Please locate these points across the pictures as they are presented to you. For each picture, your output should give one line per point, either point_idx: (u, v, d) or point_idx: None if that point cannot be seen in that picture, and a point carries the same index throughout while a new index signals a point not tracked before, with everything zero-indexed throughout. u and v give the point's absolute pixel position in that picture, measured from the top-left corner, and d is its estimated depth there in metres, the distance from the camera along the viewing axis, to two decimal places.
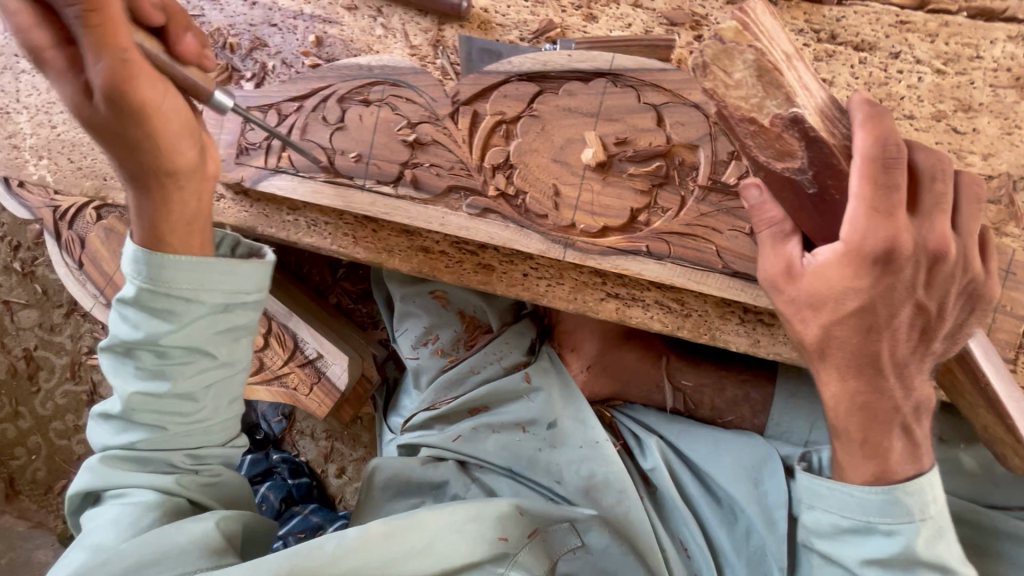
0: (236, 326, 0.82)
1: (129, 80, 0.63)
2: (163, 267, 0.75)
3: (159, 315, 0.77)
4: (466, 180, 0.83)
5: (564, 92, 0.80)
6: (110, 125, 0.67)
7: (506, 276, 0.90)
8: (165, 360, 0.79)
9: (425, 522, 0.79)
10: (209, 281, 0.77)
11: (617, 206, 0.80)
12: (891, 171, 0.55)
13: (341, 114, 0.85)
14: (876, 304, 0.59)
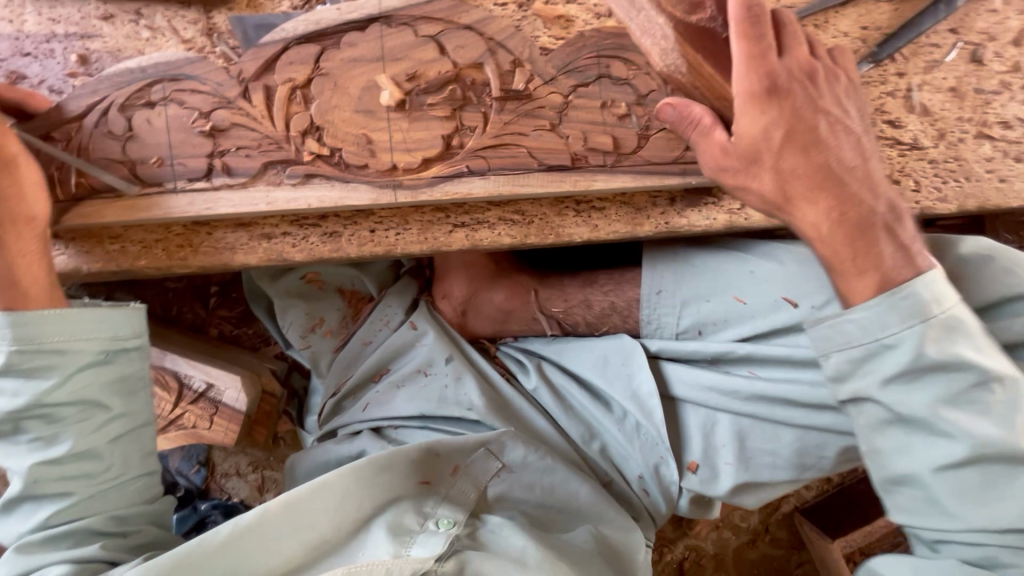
0: (125, 376, 0.81)
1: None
2: (32, 322, 0.74)
3: (37, 373, 0.74)
4: (279, 152, 0.83)
5: (344, 45, 0.83)
6: None
7: (355, 237, 0.92)
8: (58, 424, 0.76)
9: (333, 486, 0.80)
10: (87, 329, 0.77)
11: (428, 137, 0.84)
12: (757, 25, 0.74)
13: (127, 122, 0.82)
14: (797, 136, 0.75)
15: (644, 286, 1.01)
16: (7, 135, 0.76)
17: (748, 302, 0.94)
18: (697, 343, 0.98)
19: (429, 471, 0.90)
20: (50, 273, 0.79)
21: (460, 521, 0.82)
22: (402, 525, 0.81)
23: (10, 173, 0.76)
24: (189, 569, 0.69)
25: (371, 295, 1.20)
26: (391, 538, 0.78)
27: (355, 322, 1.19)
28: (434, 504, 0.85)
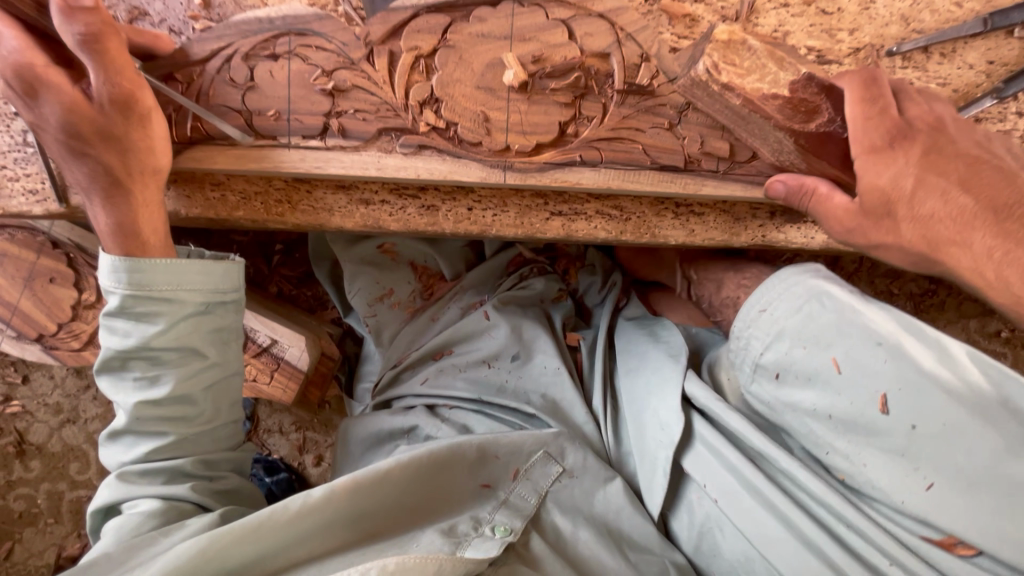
0: (222, 327, 0.83)
1: (138, 110, 0.76)
2: (144, 270, 0.77)
3: (148, 317, 0.78)
4: (395, 121, 0.83)
5: (474, 18, 0.81)
6: (102, 125, 0.75)
7: (453, 213, 0.92)
8: (162, 366, 0.79)
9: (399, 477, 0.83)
10: (189, 279, 0.79)
11: (546, 122, 0.83)
12: (874, 90, 0.76)
13: (249, 72, 0.82)
14: (932, 177, 0.74)
15: (752, 295, 0.82)
16: (148, 89, 0.76)
17: (846, 372, 0.72)
18: (771, 405, 0.81)
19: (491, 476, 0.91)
20: (166, 226, 0.83)
21: (515, 531, 0.83)
22: (454, 529, 0.82)
23: (146, 131, 0.77)
24: (266, 530, 0.72)
25: (446, 277, 1.28)
26: (444, 538, 0.79)
27: (427, 299, 1.27)
28: (491, 510, 0.87)
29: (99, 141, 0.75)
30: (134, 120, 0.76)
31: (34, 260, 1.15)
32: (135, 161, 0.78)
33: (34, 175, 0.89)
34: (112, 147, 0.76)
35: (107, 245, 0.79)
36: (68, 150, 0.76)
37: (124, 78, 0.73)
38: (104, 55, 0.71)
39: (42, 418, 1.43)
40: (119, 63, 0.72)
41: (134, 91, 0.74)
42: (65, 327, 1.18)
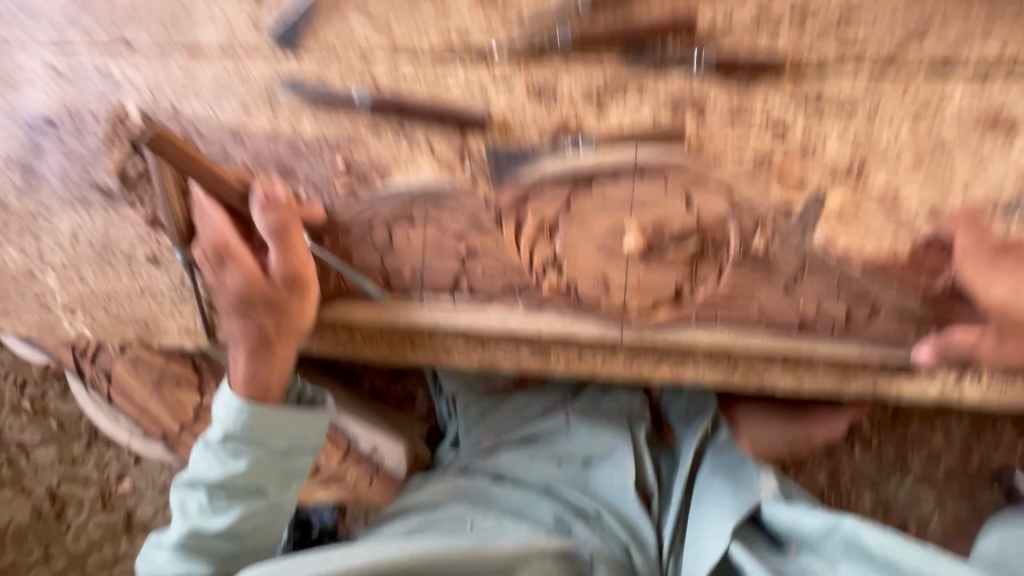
0: (291, 469, 0.88)
1: (301, 283, 0.85)
2: (244, 418, 0.84)
3: (234, 453, 0.85)
4: (520, 280, 0.89)
5: (595, 188, 0.88)
6: (271, 294, 0.84)
7: (564, 356, 0.96)
8: (231, 498, 0.86)
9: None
10: (278, 429, 0.85)
11: (663, 283, 0.87)
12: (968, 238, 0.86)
13: (389, 237, 0.91)
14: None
15: None
16: (314, 267, 0.85)
17: None
18: None
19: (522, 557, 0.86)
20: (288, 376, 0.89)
21: None
22: None
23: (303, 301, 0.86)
24: None
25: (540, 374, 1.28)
26: None
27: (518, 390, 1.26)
28: None
29: (264, 307, 0.84)
30: (295, 292, 0.85)
31: (164, 365, 1.26)
32: (286, 325, 0.86)
33: (187, 314, 1.00)
34: (271, 311, 0.85)
35: (233, 388, 0.86)
36: (234, 310, 0.85)
37: (298, 259, 0.83)
38: (289, 242, 0.81)
39: (149, 496, 1.53)
40: (299, 248, 0.83)
41: (302, 268, 0.84)
42: (185, 427, 1.28)
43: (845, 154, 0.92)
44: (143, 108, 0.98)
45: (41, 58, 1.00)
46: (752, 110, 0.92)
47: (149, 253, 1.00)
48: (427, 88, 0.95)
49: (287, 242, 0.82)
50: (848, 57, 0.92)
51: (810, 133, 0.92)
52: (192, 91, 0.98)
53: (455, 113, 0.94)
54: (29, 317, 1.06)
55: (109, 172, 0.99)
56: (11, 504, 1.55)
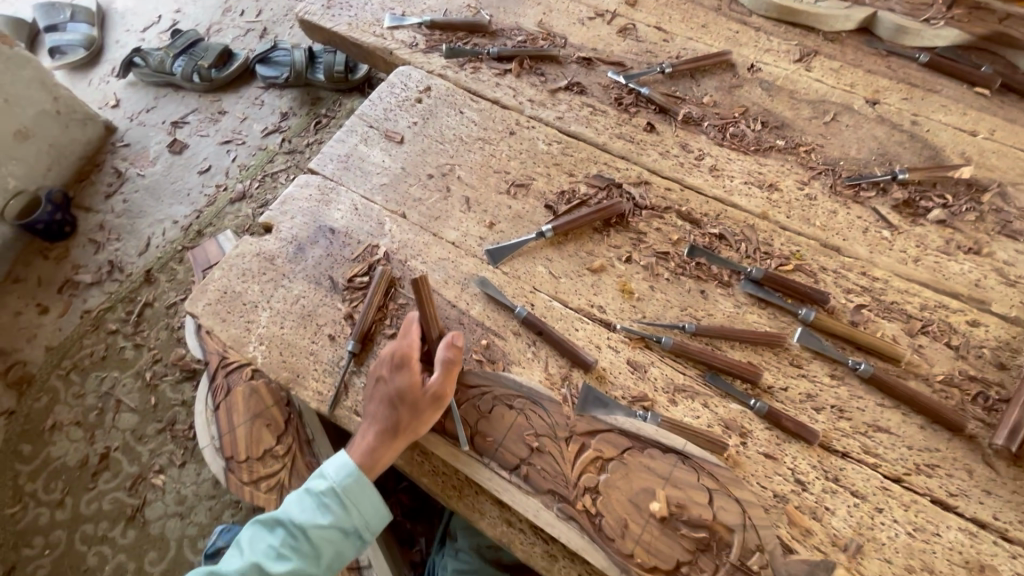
0: (344, 551, 1.15)
1: (437, 404, 1.19)
2: (348, 486, 1.16)
3: (323, 511, 1.16)
4: (562, 490, 1.14)
5: (646, 453, 1.16)
6: (416, 400, 1.19)
7: (566, 570, 1.13)
8: (300, 551, 1.12)
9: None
10: (363, 509, 1.17)
11: (667, 553, 1.07)
12: None
13: (490, 406, 1.24)
14: None
15: None
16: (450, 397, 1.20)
17: None
18: None
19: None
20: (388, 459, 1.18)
21: None
22: None
23: (430, 415, 1.19)
24: None
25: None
26: None
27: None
28: None
29: (407, 406, 1.19)
30: (432, 407, 1.18)
31: (269, 405, 1.58)
32: (411, 426, 1.18)
33: (327, 384, 1.35)
34: (410, 412, 1.18)
35: (351, 452, 1.20)
36: (389, 399, 1.21)
37: (445, 387, 1.20)
38: (448, 373, 1.20)
39: (167, 500, 1.72)
40: (450, 381, 1.20)
41: (445, 394, 1.19)
42: (248, 460, 1.52)
43: (846, 532, 1.12)
44: (388, 250, 1.50)
45: (351, 197, 1.59)
46: (783, 458, 1.19)
47: (332, 333, 1.40)
48: (564, 326, 1.36)
49: (446, 373, 1.20)
50: (867, 457, 1.19)
51: (823, 499, 1.15)
52: (423, 256, 1.48)
53: (573, 349, 1.31)
54: (230, 329, 1.44)
55: (344, 275, 1.47)
56: (73, 443, 1.82)
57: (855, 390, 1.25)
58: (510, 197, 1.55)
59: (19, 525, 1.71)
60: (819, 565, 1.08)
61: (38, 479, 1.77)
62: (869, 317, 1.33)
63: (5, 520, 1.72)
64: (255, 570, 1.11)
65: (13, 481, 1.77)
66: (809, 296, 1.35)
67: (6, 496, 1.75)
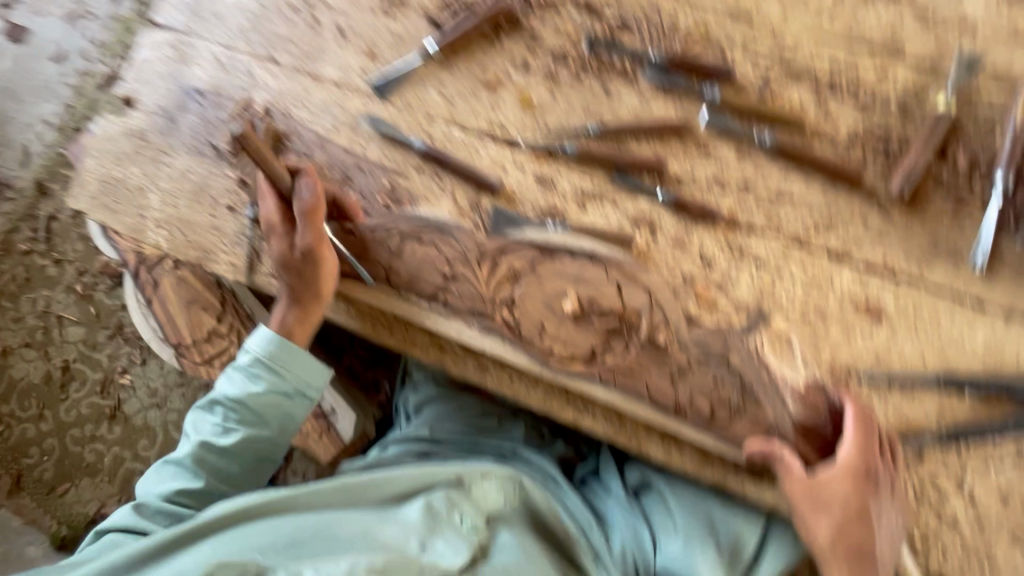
0: (290, 411, 1.19)
1: (315, 257, 1.18)
2: (275, 353, 1.18)
3: (256, 381, 1.18)
4: (481, 308, 1.18)
5: (556, 260, 1.18)
6: (294, 259, 1.18)
7: (498, 377, 1.21)
8: (243, 418, 1.16)
9: (338, 497, 1.05)
10: (296, 370, 1.19)
11: (583, 343, 1.15)
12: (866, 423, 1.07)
13: (401, 245, 1.23)
14: (844, 493, 1.04)
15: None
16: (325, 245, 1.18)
17: None
18: None
19: (390, 530, 1.00)
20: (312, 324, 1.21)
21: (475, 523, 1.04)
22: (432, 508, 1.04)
23: (315, 267, 1.17)
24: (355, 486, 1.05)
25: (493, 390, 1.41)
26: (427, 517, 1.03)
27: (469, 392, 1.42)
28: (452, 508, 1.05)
29: (292, 265, 1.18)
30: (309, 257, 1.17)
31: (200, 290, 1.57)
32: (307, 284, 1.18)
33: (237, 255, 1.32)
34: (297, 271, 1.18)
35: (267, 326, 1.21)
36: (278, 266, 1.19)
37: (315, 237, 1.17)
38: (310, 221, 1.17)
39: (140, 395, 1.80)
40: (317, 228, 1.17)
41: (318, 244, 1.17)
42: (196, 343, 1.57)
43: (749, 297, 1.19)
44: (266, 103, 1.36)
45: (211, 50, 1.40)
46: (690, 242, 1.22)
47: (229, 203, 1.33)
48: (465, 153, 1.29)
49: (309, 222, 1.17)
50: (770, 227, 1.22)
51: (728, 272, 1.20)
52: (304, 104, 1.35)
53: (478, 175, 1.27)
54: (125, 220, 1.37)
55: (226, 140, 1.35)
56: (31, 363, 1.84)
57: (761, 164, 1.24)
58: (388, 18, 1.37)
59: (9, 441, 1.80)
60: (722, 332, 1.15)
61: (10, 400, 1.82)
62: (777, 86, 1.27)
63: None
64: (208, 444, 1.15)
65: None
66: (715, 75, 1.27)
67: None
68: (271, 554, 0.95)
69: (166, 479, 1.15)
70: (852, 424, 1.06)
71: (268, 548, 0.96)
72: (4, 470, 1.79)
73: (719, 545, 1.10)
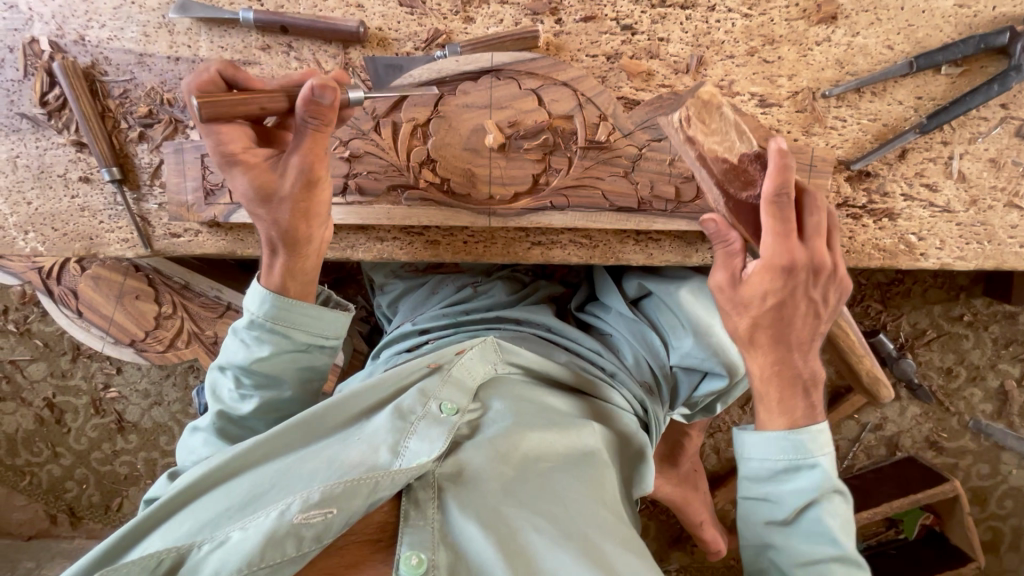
0: (313, 366, 0.91)
1: (316, 183, 0.85)
2: (275, 307, 0.88)
3: (259, 344, 0.88)
4: (401, 179, 1.03)
5: (459, 92, 0.99)
6: (298, 198, 0.86)
7: (451, 246, 1.10)
8: (256, 385, 0.88)
9: (292, 439, 0.82)
10: (304, 320, 0.89)
11: (521, 175, 1.02)
12: (784, 204, 0.76)
13: None
14: (775, 289, 0.78)
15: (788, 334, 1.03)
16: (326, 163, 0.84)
17: (797, 449, 0.80)
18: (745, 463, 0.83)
19: (353, 449, 0.78)
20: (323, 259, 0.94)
21: (459, 408, 0.83)
22: (406, 409, 0.83)
23: (323, 203, 0.88)
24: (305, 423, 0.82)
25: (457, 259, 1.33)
26: (393, 420, 0.81)
27: (435, 271, 1.34)
28: (438, 387, 0.86)
29: (298, 209, 0.87)
30: (320, 191, 0.86)
31: (122, 280, 1.42)
32: (315, 222, 0.90)
33: (124, 228, 1.15)
34: (304, 213, 0.87)
35: (261, 277, 0.91)
36: (268, 213, 0.86)
37: (317, 159, 0.83)
38: (316, 141, 0.80)
39: (135, 401, 1.74)
40: (322, 140, 0.81)
41: (317, 169, 0.84)
42: (151, 333, 1.45)
43: (686, 51, 1.02)
44: (50, 37, 1.07)
45: None
46: (603, 12, 1.01)
47: (82, 174, 1.13)
48: (308, 5, 1.03)
49: (315, 140, 0.81)
50: None
51: (655, 32, 1.02)
52: (96, 19, 1.06)
53: (330, 24, 1.01)
54: None
55: (33, 102, 1.10)
56: (15, 414, 1.76)
57: None
58: None
59: (44, 485, 1.81)
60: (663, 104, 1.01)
61: (19, 452, 1.79)
62: None
63: (29, 488, 1.81)
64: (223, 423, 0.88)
65: (2, 465, 1.79)
66: None
67: (11, 476, 1.80)
68: (210, 526, 0.70)
69: (193, 451, 0.89)
70: (763, 209, 0.77)
71: (213, 519, 0.71)
72: (57, 508, 1.83)
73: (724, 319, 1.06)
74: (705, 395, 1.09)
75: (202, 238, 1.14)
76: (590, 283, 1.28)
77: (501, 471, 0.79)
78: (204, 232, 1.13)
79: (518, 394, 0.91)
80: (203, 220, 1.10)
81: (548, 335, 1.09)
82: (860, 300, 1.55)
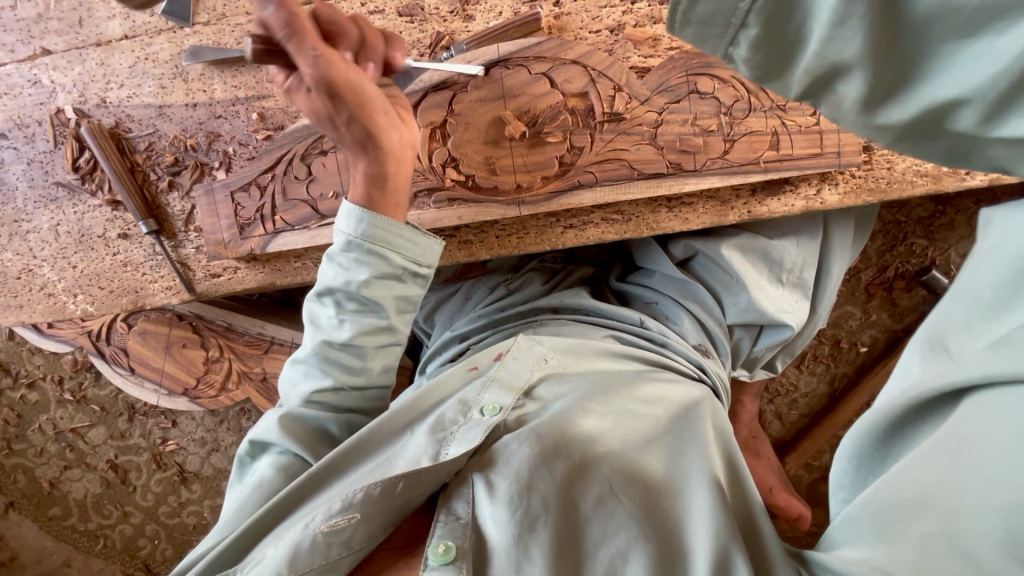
0: (410, 296, 0.88)
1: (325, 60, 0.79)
2: (371, 224, 0.84)
3: (352, 265, 0.84)
4: (427, 182, 1.04)
5: (471, 88, 1.00)
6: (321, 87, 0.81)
7: (484, 243, 1.10)
8: (355, 304, 0.85)
9: (341, 466, 0.78)
10: (398, 242, 0.85)
11: (545, 158, 1.02)
12: None
13: (308, 168, 1.07)
14: None
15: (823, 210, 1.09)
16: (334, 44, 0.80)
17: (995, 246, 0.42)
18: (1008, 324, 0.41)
19: (392, 462, 0.75)
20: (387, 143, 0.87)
21: (502, 408, 0.78)
22: (442, 422, 0.79)
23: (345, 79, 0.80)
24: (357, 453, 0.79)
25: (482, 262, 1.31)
26: (430, 434, 0.77)
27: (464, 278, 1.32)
28: (480, 392, 0.82)
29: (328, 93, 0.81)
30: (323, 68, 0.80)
31: (168, 331, 1.45)
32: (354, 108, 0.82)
33: (166, 276, 1.17)
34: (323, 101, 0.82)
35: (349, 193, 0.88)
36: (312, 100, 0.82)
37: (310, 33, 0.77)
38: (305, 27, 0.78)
39: (194, 450, 1.77)
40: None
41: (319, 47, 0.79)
42: (202, 379, 1.47)
43: None
44: (75, 105, 1.11)
45: None
46: None
47: (121, 231, 1.16)
48: None
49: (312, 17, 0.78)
50: None
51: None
52: (114, 80, 1.10)
53: None
54: (38, 307, 1.21)
55: (67, 168, 1.14)
56: (82, 480, 1.79)
57: None
58: None
59: (119, 545, 1.83)
60: (671, 67, 1.00)
61: (90, 516, 1.82)
62: None
63: (104, 551, 1.84)
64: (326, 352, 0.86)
65: (75, 531, 1.82)
66: None
67: (85, 541, 1.83)
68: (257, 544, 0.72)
69: (297, 385, 0.88)
70: None
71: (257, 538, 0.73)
72: (133, 567, 1.85)
73: (770, 272, 1.08)
74: (766, 349, 1.12)
75: (242, 274, 1.16)
76: (624, 259, 1.28)
77: (536, 451, 0.72)
78: (242, 267, 1.15)
79: (558, 379, 0.86)
80: (241, 255, 1.13)
81: (586, 320, 1.06)
82: (904, 239, 1.50)
